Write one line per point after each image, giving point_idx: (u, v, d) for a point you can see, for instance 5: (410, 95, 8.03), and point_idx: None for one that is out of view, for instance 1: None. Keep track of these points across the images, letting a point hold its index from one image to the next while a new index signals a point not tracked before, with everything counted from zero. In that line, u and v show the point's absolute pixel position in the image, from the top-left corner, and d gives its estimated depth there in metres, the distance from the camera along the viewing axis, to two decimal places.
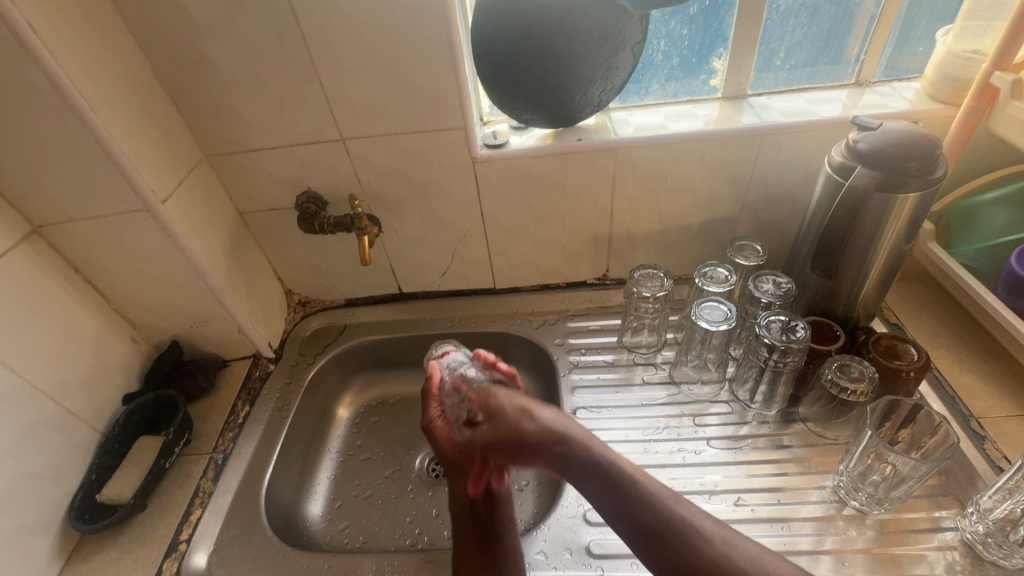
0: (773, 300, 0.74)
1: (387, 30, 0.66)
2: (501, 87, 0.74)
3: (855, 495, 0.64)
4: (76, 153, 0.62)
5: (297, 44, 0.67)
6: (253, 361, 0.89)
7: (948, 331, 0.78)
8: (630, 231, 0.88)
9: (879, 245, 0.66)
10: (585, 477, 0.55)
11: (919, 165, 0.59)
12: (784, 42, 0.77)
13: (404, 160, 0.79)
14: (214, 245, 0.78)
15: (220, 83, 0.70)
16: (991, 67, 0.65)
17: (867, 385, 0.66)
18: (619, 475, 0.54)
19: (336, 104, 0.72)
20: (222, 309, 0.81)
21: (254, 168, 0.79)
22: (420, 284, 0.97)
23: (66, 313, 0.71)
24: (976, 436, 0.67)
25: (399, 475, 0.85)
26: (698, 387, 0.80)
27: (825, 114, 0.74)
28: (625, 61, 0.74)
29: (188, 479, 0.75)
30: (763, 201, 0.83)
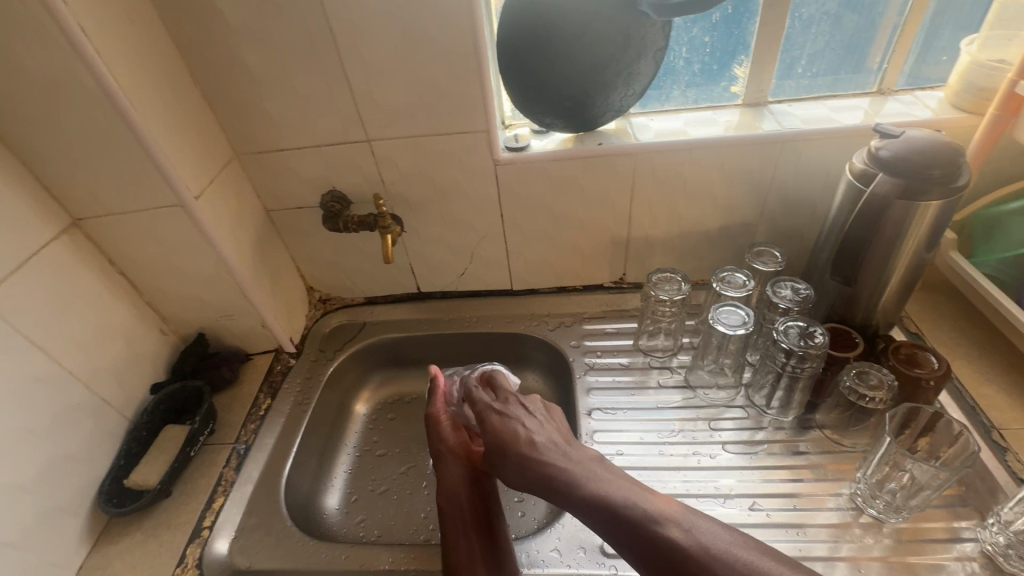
0: (791, 306, 0.74)
1: (416, 35, 0.68)
2: (524, 91, 0.76)
3: (872, 503, 0.64)
4: (118, 150, 0.64)
5: (329, 48, 0.69)
6: (274, 355, 0.91)
7: (969, 341, 0.77)
8: (647, 236, 0.88)
9: (900, 253, 0.66)
10: (582, 510, 0.55)
11: (942, 172, 0.59)
12: (806, 50, 0.78)
13: (428, 162, 0.81)
14: (242, 241, 0.80)
15: (253, 85, 0.73)
16: (1015, 76, 0.65)
17: (885, 393, 0.65)
18: (613, 503, 0.54)
19: (363, 107, 0.75)
20: (248, 303, 0.83)
21: (282, 168, 0.82)
22: (438, 284, 0.98)
23: (101, 303, 0.74)
24: (997, 447, 0.66)
25: (414, 471, 0.86)
26: (714, 391, 0.80)
27: (846, 122, 0.75)
28: (646, 68, 0.75)
29: (211, 467, 0.77)
30: (782, 207, 0.83)
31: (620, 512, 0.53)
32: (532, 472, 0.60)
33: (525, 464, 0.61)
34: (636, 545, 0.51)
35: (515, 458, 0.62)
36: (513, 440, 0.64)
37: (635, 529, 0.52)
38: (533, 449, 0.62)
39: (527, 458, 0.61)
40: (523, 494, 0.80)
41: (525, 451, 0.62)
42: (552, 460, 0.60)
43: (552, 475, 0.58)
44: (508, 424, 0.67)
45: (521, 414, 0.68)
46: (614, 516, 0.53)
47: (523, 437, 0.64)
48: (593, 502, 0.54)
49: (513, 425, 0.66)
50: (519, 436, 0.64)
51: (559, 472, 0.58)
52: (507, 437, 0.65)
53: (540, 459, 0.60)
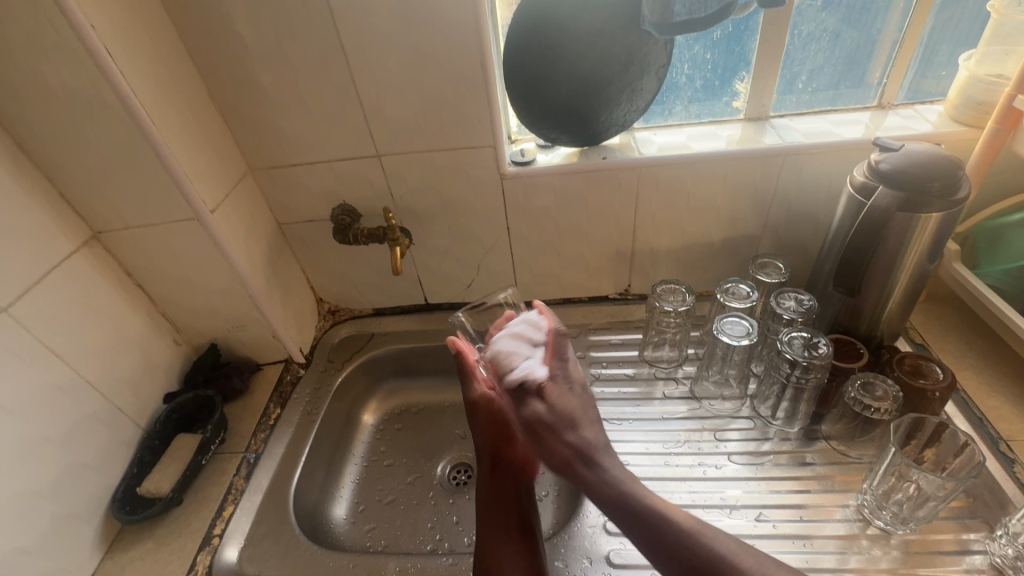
0: (795, 317, 0.74)
1: (425, 55, 0.70)
2: (531, 107, 0.78)
3: (880, 514, 0.64)
4: (138, 166, 0.67)
5: (341, 67, 0.72)
6: (284, 365, 0.93)
7: (975, 353, 0.77)
8: (652, 247, 0.89)
9: (903, 264, 0.67)
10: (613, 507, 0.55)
11: (940, 185, 0.60)
12: (806, 66, 0.79)
13: (436, 176, 0.83)
14: (255, 253, 0.82)
15: (268, 102, 0.75)
16: (1013, 90, 0.65)
17: (891, 404, 0.65)
18: (646, 509, 0.54)
19: (373, 122, 0.77)
20: (259, 314, 0.85)
21: (295, 182, 0.84)
22: (446, 295, 1.00)
23: (117, 313, 0.75)
24: (1005, 458, 0.66)
25: (421, 482, 0.88)
26: (719, 402, 0.80)
27: (847, 136, 0.76)
28: (649, 84, 0.77)
29: (221, 476, 0.78)
30: (785, 219, 0.84)
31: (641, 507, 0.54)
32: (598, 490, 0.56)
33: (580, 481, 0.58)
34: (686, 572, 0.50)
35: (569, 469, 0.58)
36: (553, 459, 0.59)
37: (660, 534, 0.52)
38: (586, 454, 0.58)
39: (579, 471, 0.57)
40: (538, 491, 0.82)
41: (578, 463, 0.58)
42: (621, 479, 0.56)
43: (626, 499, 0.55)
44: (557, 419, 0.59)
45: (575, 401, 0.60)
46: (670, 551, 0.51)
47: (566, 438, 0.58)
48: (659, 531, 0.52)
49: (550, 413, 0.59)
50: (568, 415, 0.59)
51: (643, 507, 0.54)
52: (555, 447, 0.59)
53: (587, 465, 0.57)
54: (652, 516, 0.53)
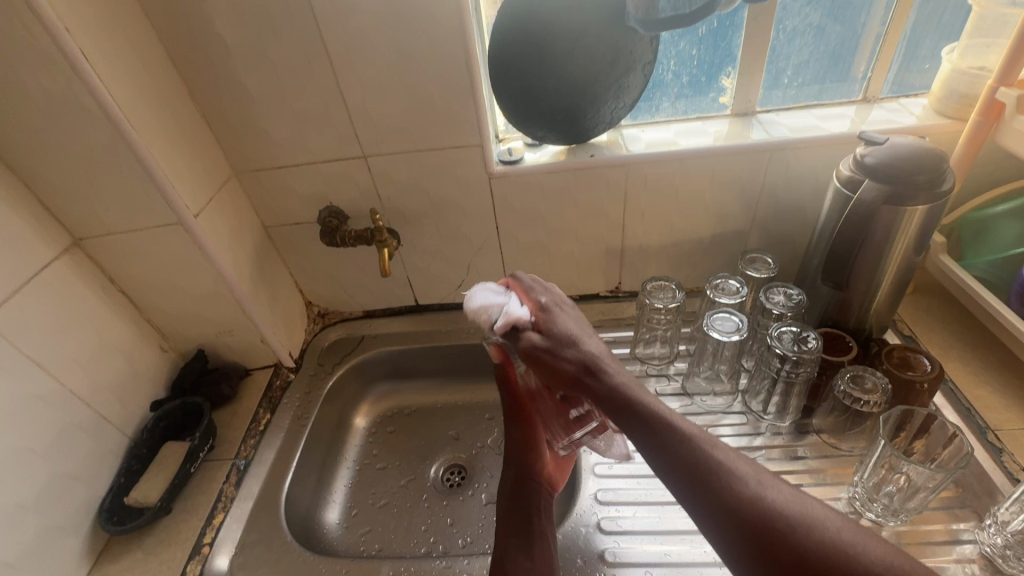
0: (784, 312, 0.75)
1: (410, 54, 0.70)
2: (517, 106, 0.78)
3: (871, 507, 0.64)
4: (119, 171, 0.66)
5: (325, 68, 0.71)
6: (274, 370, 0.92)
7: (962, 344, 0.78)
8: (641, 244, 0.89)
9: (891, 256, 0.67)
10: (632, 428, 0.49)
11: (926, 178, 0.60)
12: (792, 61, 0.80)
13: (423, 177, 0.82)
14: (241, 257, 0.81)
15: (251, 105, 0.75)
16: (996, 83, 0.65)
17: (879, 397, 0.66)
18: (664, 426, 0.48)
19: (358, 123, 0.76)
20: (247, 319, 0.84)
21: (280, 184, 0.83)
22: (436, 296, 0.99)
23: (101, 321, 0.74)
24: (992, 448, 0.66)
25: (414, 484, 0.88)
26: (711, 398, 0.80)
27: (833, 130, 0.76)
28: (636, 81, 0.77)
29: (211, 483, 0.77)
30: (773, 214, 0.84)
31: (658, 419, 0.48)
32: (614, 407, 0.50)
33: (626, 417, 0.50)
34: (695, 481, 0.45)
35: (576, 382, 0.53)
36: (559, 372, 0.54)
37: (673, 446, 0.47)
38: (581, 360, 0.53)
39: (586, 384, 0.52)
40: None
41: (581, 377, 0.53)
42: (645, 399, 0.50)
43: (650, 417, 0.48)
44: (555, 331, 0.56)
45: (571, 320, 0.58)
46: (678, 453, 0.46)
47: (566, 353, 0.54)
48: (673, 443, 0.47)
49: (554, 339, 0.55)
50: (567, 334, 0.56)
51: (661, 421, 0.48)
52: (557, 366, 0.54)
53: (581, 375, 0.53)
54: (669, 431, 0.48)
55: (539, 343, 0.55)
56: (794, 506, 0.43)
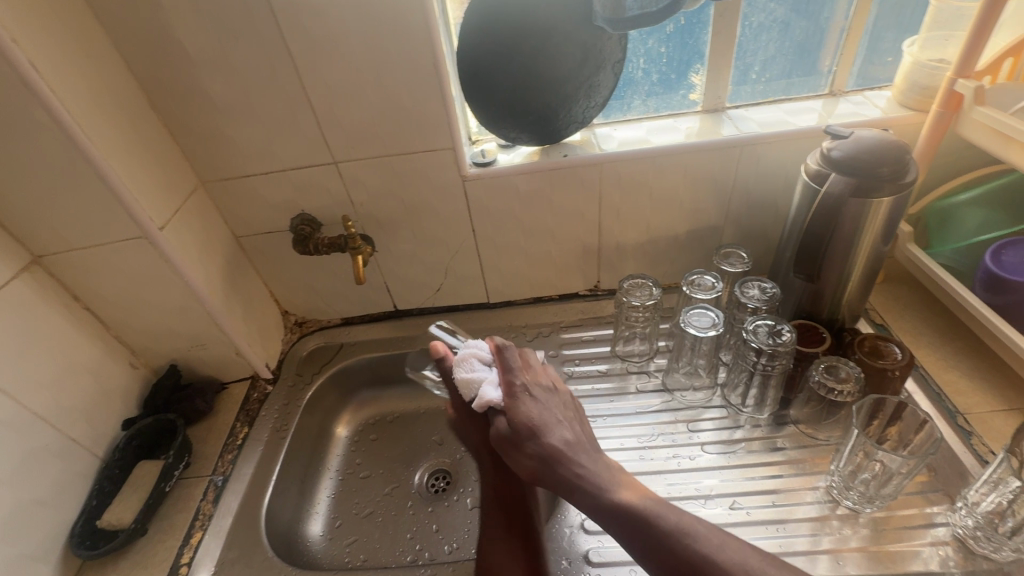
0: (759, 305, 0.75)
1: (377, 58, 0.69)
2: (487, 107, 0.77)
3: (848, 495, 0.65)
4: (78, 185, 0.64)
5: (290, 74, 0.69)
6: (251, 382, 0.90)
7: (932, 330, 0.80)
8: (618, 242, 0.89)
9: (860, 247, 0.68)
10: (601, 517, 0.57)
11: (890, 170, 0.62)
12: (759, 57, 0.80)
13: (396, 181, 0.81)
14: (212, 269, 0.79)
15: (216, 113, 0.73)
16: (954, 75, 0.67)
17: (853, 386, 0.67)
18: (618, 503, 0.56)
19: (326, 128, 0.75)
20: (220, 331, 0.82)
21: (249, 193, 0.81)
22: (415, 301, 0.98)
23: (65, 340, 0.72)
24: (962, 431, 0.68)
25: (398, 492, 0.87)
26: (691, 393, 0.81)
27: (801, 124, 0.77)
28: (606, 80, 0.77)
29: (188, 502, 0.75)
30: (746, 209, 0.85)
31: (621, 507, 0.56)
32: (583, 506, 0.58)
33: (586, 506, 0.58)
34: (662, 558, 0.52)
35: (539, 478, 0.61)
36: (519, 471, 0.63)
37: (635, 521, 0.55)
38: (549, 456, 0.61)
39: (555, 469, 0.60)
40: None
41: (554, 464, 0.60)
42: (602, 485, 0.58)
43: (614, 505, 0.56)
44: (529, 414, 0.64)
45: (536, 407, 0.65)
46: (644, 534, 0.54)
47: (527, 449, 0.62)
48: (636, 525, 0.55)
49: (518, 400, 0.65)
50: (533, 424, 0.63)
51: (617, 507, 0.56)
52: (521, 460, 0.63)
53: (558, 471, 0.60)
54: (627, 521, 0.55)
55: (506, 431, 0.64)
56: (734, 559, 0.51)
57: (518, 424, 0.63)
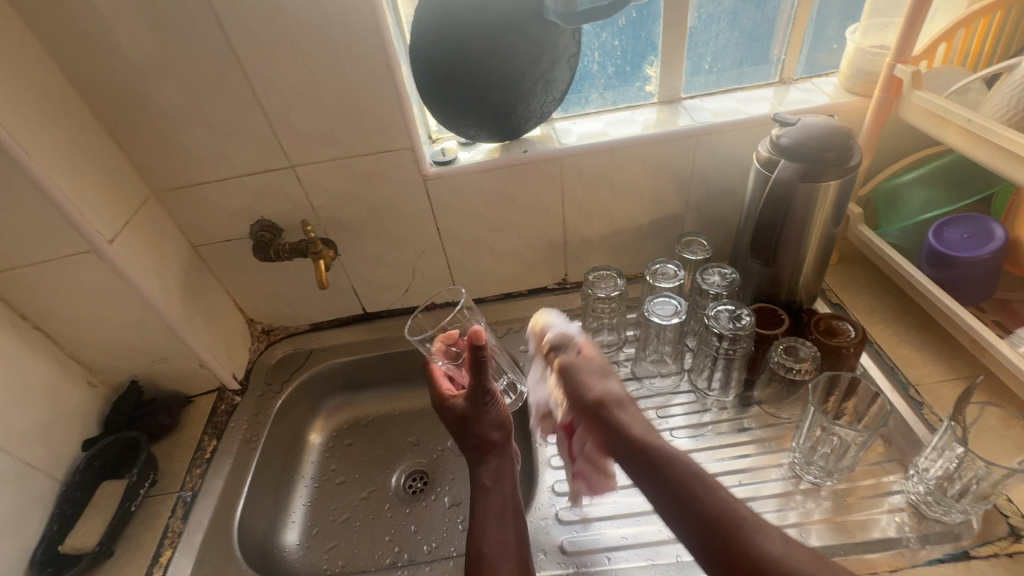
0: (720, 291, 0.77)
1: (328, 59, 0.68)
2: (445, 105, 0.77)
3: (809, 469, 0.68)
4: (17, 200, 0.61)
5: (239, 78, 0.68)
6: (217, 395, 0.88)
7: (885, 307, 0.83)
8: (583, 235, 0.90)
9: (812, 230, 0.70)
10: (637, 464, 0.57)
11: (835, 155, 0.64)
12: (710, 47, 0.82)
13: (356, 183, 0.80)
14: (169, 280, 0.77)
15: (163, 120, 0.71)
16: (894, 60, 0.69)
17: (810, 364, 0.70)
18: (662, 454, 0.56)
19: (281, 132, 0.73)
20: (182, 344, 0.80)
21: (205, 201, 0.79)
22: (383, 302, 0.97)
23: (14, 362, 0.69)
24: (914, 402, 0.71)
25: (376, 495, 0.87)
26: (660, 380, 0.83)
27: (753, 112, 0.79)
28: (562, 74, 0.78)
29: (155, 520, 0.73)
30: (705, 197, 0.87)
31: (663, 456, 0.56)
32: (621, 447, 0.59)
33: (630, 452, 0.58)
34: (691, 510, 0.50)
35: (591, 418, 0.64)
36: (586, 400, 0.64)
37: (672, 473, 0.54)
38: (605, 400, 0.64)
39: (607, 411, 0.62)
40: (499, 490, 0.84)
41: (604, 408, 0.63)
42: (648, 435, 0.59)
43: (653, 452, 0.56)
44: (588, 366, 0.68)
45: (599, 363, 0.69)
46: (680, 485, 0.52)
47: (599, 384, 0.66)
48: (673, 476, 0.53)
49: (576, 371, 0.67)
50: (595, 368, 0.68)
51: (663, 456, 0.55)
52: (590, 389, 0.65)
53: (609, 415, 0.62)
54: (668, 470, 0.54)
55: (579, 363, 0.68)
56: (769, 530, 0.48)
57: (586, 367, 0.68)
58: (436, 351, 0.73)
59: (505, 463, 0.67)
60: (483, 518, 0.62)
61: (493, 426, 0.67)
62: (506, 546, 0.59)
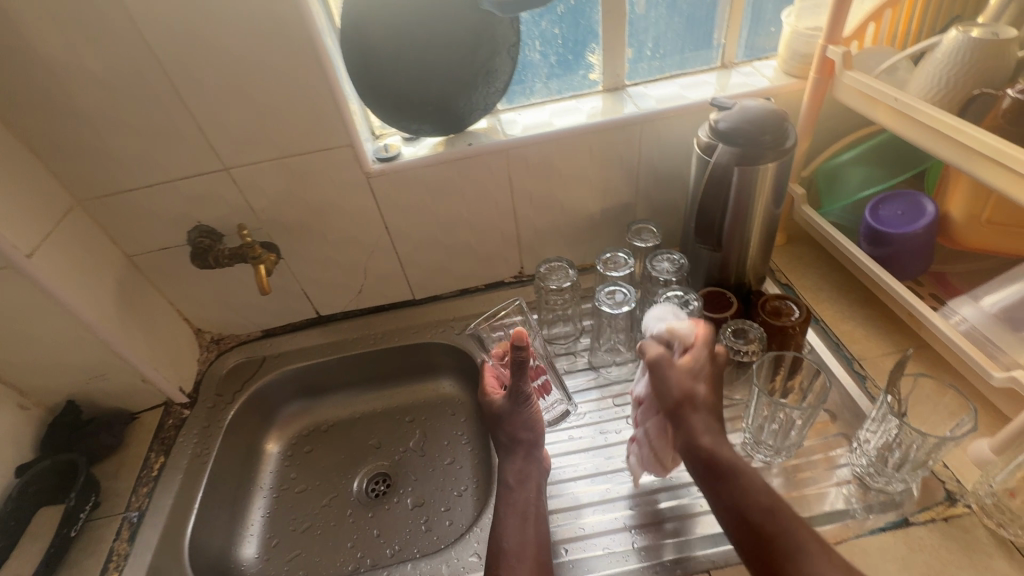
0: (670, 277, 0.78)
1: (254, 56, 0.65)
2: (383, 99, 0.74)
3: (759, 449, 0.69)
4: None
5: (159, 79, 0.65)
6: (164, 409, 0.85)
7: (830, 285, 0.85)
8: (536, 227, 0.90)
9: (754, 213, 0.71)
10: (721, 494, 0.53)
11: (771, 137, 0.64)
12: (650, 34, 0.82)
13: (297, 184, 0.77)
14: (100, 294, 0.74)
15: (80, 125, 0.67)
16: (825, 42, 0.70)
17: (757, 345, 0.70)
18: (728, 464, 0.54)
19: (210, 134, 0.70)
20: (120, 359, 0.77)
21: (135, 209, 0.76)
22: (337, 305, 0.95)
23: None
24: (858, 376, 0.73)
25: (337, 501, 0.85)
26: (616, 369, 0.83)
27: (694, 98, 0.80)
28: (503, 65, 0.76)
29: (99, 544, 0.70)
30: (654, 184, 0.87)
31: (723, 462, 0.54)
32: (687, 441, 0.57)
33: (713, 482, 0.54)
34: (743, 520, 0.50)
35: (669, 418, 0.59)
36: (668, 395, 0.59)
37: (729, 486, 0.53)
38: (681, 403, 0.58)
39: (685, 413, 0.58)
40: (463, 488, 0.84)
41: (683, 408, 0.58)
42: (713, 435, 0.56)
43: (718, 461, 0.54)
44: (670, 367, 0.60)
45: (682, 374, 0.59)
46: (737, 493, 0.52)
47: (684, 389, 0.59)
48: (733, 486, 0.52)
49: (660, 364, 0.60)
50: (679, 389, 0.59)
51: (731, 467, 0.54)
52: (665, 390, 0.59)
53: (683, 418, 0.58)
54: (732, 477, 0.53)
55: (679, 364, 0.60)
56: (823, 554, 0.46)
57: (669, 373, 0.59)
58: (491, 354, 0.79)
59: (531, 466, 0.67)
60: (505, 516, 0.63)
61: (525, 427, 0.69)
62: (525, 547, 0.59)
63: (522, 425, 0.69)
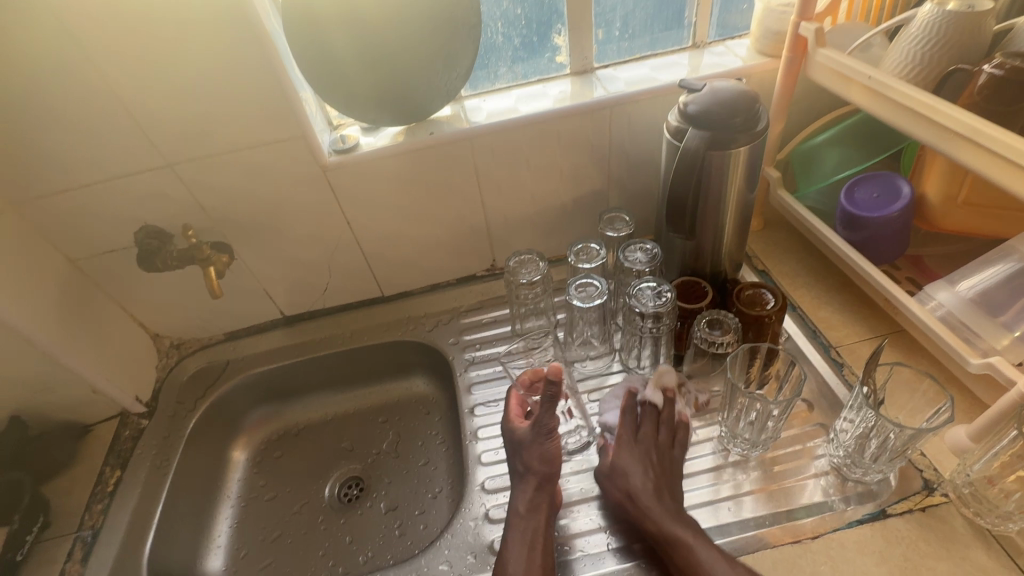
0: (644, 268, 0.75)
1: (189, 43, 0.60)
2: (335, 87, 0.70)
3: (735, 443, 0.67)
4: None
5: (86, 71, 0.60)
6: (120, 420, 0.81)
7: (808, 270, 0.83)
8: (506, 218, 0.86)
9: (728, 199, 0.69)
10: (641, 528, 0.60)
11: (743, 120, 0.62)
12: (618, 12, 0.78)
13: (249, 179, 0.73)
14: (40, 303, 0.69)
15: (3, 123, 0.62)
16: (797, 18, 0.67)
17: (733, 337, 0.68)
18: (645, 497, 0.60)
19: (149, 129, 0.66)
20: (67, 371, 0.73)
21: (73, 211, 0.71)
22: (302, 304, 0.91)
23: None
24: (835, 363, 0.72)
25: (309, 509, 0.82)
26: (590, 363, 0.81)
27: (665, 80, 0.76)
28: (463, 46, 0.71)
29: (50, 566, 0.67)
30: (627, 170, 0.84)
31: (640, 497, 0.60)
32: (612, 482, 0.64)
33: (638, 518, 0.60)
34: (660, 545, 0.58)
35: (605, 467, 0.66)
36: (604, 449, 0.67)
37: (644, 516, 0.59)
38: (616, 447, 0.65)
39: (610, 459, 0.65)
40: (437, 490, 0.81)
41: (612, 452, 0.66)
42: (637, 473, 0.62)
43: (634, 498, 0.61)
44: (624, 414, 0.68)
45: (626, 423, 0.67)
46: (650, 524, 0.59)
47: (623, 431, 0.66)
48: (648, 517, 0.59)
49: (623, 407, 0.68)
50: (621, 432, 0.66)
51: (647, 499, 0.60)
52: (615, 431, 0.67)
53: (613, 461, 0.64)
54: (645, 507, 0.59)
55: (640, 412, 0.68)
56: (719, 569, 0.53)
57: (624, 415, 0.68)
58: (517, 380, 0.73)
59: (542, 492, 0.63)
60: (509, 541, 0.59)
61: (543, 459, 0.64)
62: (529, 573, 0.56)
63: (542, 461, 0.64)
